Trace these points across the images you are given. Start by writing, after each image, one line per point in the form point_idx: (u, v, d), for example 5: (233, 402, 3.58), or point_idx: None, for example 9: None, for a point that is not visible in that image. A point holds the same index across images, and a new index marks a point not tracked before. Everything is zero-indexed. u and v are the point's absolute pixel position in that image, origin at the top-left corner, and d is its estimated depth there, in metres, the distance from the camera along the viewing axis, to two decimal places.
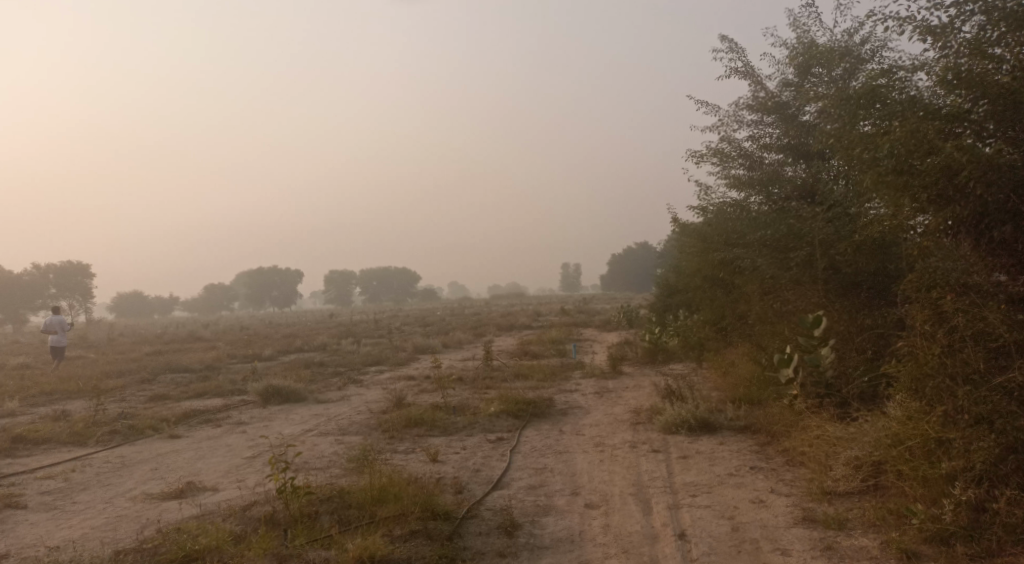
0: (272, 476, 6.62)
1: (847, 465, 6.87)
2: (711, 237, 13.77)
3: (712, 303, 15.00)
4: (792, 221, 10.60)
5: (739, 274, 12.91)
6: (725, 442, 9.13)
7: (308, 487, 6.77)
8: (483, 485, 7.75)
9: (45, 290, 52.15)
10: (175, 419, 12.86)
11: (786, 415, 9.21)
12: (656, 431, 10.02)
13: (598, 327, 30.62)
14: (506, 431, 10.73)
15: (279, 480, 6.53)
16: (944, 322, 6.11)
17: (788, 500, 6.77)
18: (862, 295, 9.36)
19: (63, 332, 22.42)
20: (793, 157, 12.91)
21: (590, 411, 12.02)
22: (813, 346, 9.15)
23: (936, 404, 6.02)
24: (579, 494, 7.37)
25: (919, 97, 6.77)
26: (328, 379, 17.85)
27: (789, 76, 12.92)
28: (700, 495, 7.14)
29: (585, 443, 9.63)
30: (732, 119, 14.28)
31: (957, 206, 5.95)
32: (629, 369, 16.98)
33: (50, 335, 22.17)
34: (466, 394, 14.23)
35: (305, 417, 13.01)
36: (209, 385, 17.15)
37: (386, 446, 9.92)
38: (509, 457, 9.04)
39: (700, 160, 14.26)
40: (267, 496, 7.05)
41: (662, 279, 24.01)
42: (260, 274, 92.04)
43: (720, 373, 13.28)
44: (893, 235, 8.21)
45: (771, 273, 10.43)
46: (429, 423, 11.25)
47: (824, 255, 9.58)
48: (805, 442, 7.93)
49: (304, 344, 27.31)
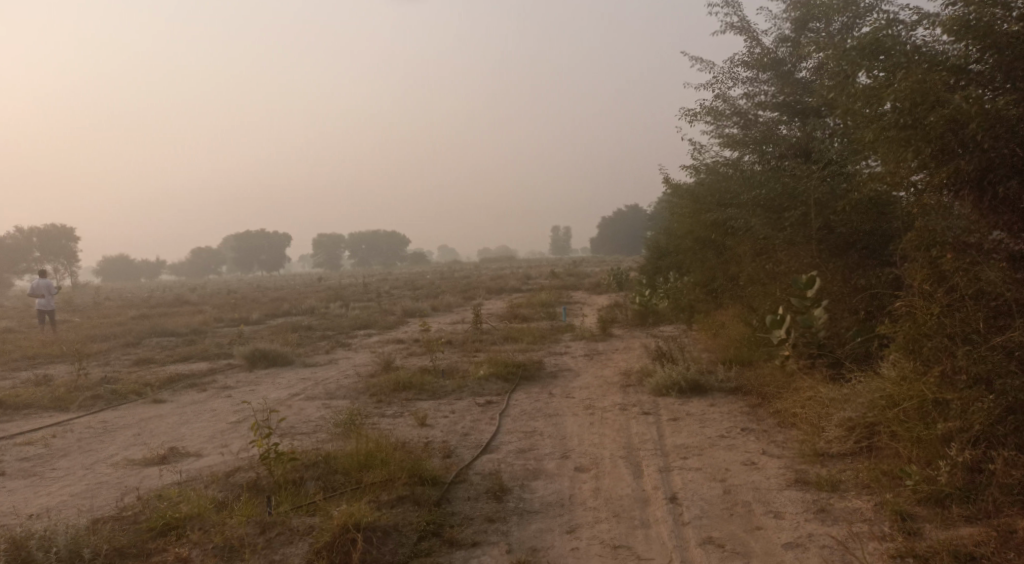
0: (254, 441, 6.46)
1: (840, 426, 6.76)
2: (704, 197, 13.60)
3: (703, 265, 14.85)
4: (787, 180, 10.44)
5: (731, 235, 12.74)
6: (716, 404, 9.05)
7: (293, 453, 6.62)
8: (471, 449, 7.64)
9: (29, 255, 51.55)
10: (160, 383, 12.68)
11: (778, 377, 9.12)
12: (646, 394, 9.92)
13: (588, 289, 30.51)
14: (495, 394, 10.61)
15: (262, 446, 6.36)
16: (943, 282, 6.06)
17: (781, 462, 6.68)
18: (856, 254, 9.15)
19: (51, 296, 22.11)
20: (788, 115, 12.69)
21: (580, 373, 11.93)
22: (805, 308, 9.08)
23: (933, 364, 5.89)
24: (569, 458, 7.27)
25: (925, 49, 6.60)
26: (316, 343, 17.69)
27: (785, 31, 12.61)
28: (691, 458, 7.05)
29: (575, 406, 9.53)
30: (726, 76, 14.00)
31: (961, 160, 5.87)
32: (619, 332, 16.88)
33: (38, 299, 21.86)
34: (455, 358, 14.10)
35: (292, 380, 12.86)
36: (195, 349, 16.96)
37: (374, 410, 9.79)
38: (498, 421, 8.93)
39: (693, 118, 14.00)
40: (251, 461, 6.91)
41: (652, 241, 23.82)
42: (248, 237, 91.31)
43: (710, 335, 13.19)
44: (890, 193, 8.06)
45: (765, 233, 10.30)
46: (417, 386, 11.12)
47: (819, 214, 9.43)
48: (797, 403, 7.82)
49: (292, 308, 27.10)
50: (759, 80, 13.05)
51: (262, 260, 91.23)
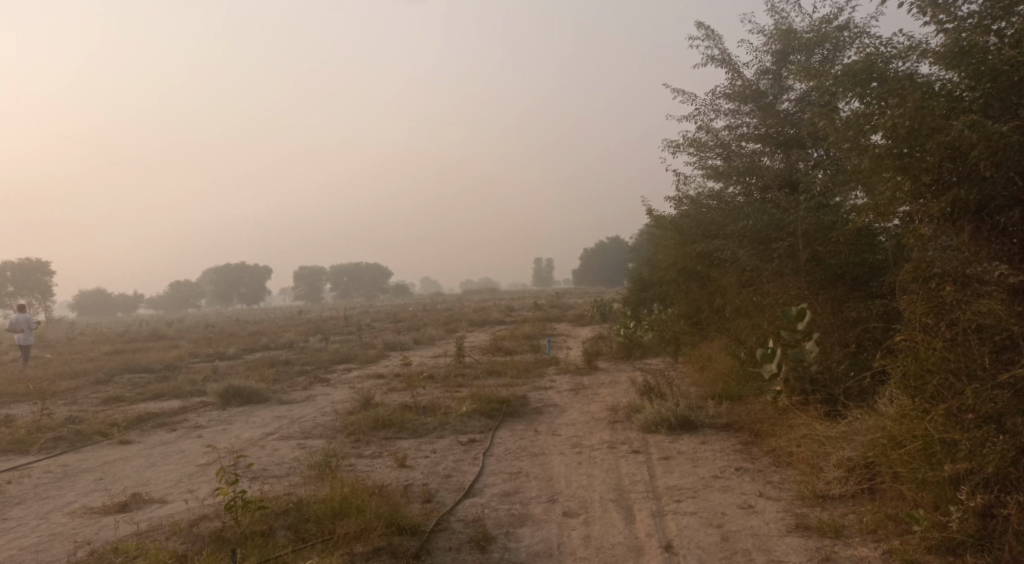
0: (220, 488, 6.03)
1: (839, 466, 6.44)
2: (687, 229, 13.35)
3: (688, 297, 14.58)
4: (774, 211, 10.25)
5: (716, 266, 12.52)
6: (707, 442, 8.72)
7: (261, 500, 6.20)
8: (453, 492, 7.25)
9: (3, 288, 50.51)
10: (128, 423, 12.14)
11: (770, 413, 8.82)
12: (635, 431, 9.58)
13: (571, 321, 30.20)
14: (478, 432, 10.21)
15: (227, 495, 5.98)
16: (943, 315, 5.76)
17: (779, 505, 6.35)
18: (845, 285, 8.93)
19: (31, 330, 21.49)
20: (771, 146, 12.51)
21: (565, 409, 11.56)
22: (796, 341, 8.68)
23: (938, 401, 5.61)
24: (556, 501, 6.90)
25: (916, 76, 6.46)
26: (293, 379, 17.18)
27: (766, 63, 12.52)
28: (685, 501, 6.70)
29: (561, 444, 9.16)
30: (709, 107, 13.90)
31: (961, 188, 5.69)
32: (604, 365, 16.56)
33: (17, 334, 21.23)
34: (436, 393, 13.69)
35: (266, 419, 12.38)
36: (167, 386, 16.41)
37: (351, 451, 9.37)
38: (481, 461, 8.54)
39: (676, 150, 13.86)
40: (218, 509, 6.48)
41: (635, 273, 23.60)
42: (228, 270, 90.34)
43: (697, 368, 12.91)
44: (881, 224, 7.87)
45: (752, 265, 10.03)
46: (397, 424, 10.69)
47: (807, 246, 9.20)
48: (792, 441, 7.51)
49: (271, 342, 26.52)
50: (741, 111, 12.90)
51: (242, 293, 90.28)
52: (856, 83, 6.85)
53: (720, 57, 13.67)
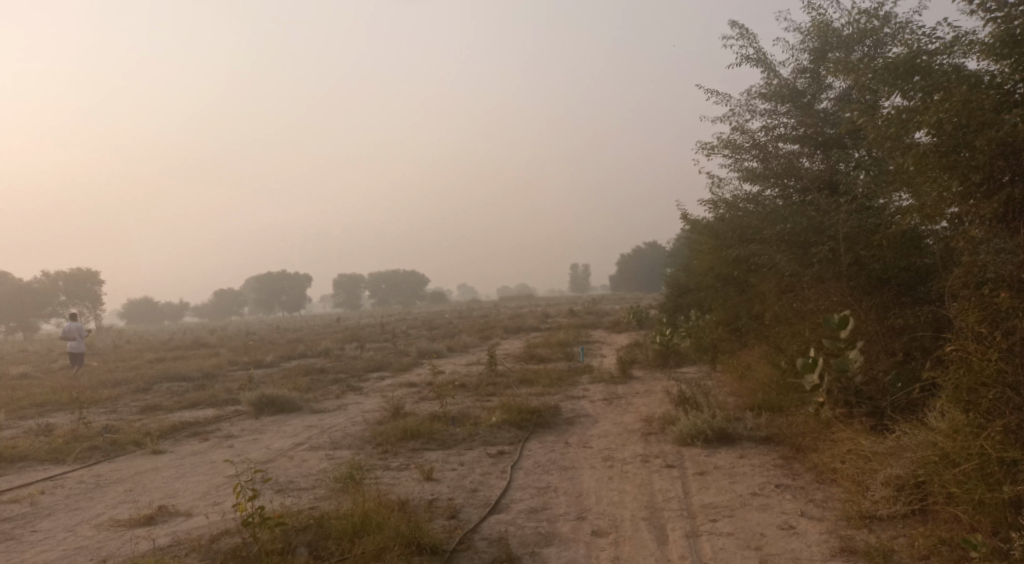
0: (237, 504, 5.86)
1: (887, 485, 6.03)
2: (723, 234, 12.95)
3: (725, 303, 14.16)
4: (813, 214, 9.84)
5: (754, 272, 12.11)
6: (746, 456, 8.36)
7: (281, 516, 6.02)
8: (479, 508, 7.01)
9: (53, 298, 51.91)
10: (161, 432, 12.14)
11: (812, 426, 8.43)
12: (669, 443, 9.25)
13: (607, 328, 29.78)
14: (508, 444, 9.96)
15: (245, 510, 5.73)
16: (1000, 324, 5.38)
17: (822, 526, 5.99)
18: (890, 292, 8.50)
19: (83, 337, 21.74)
20: (810, 147, 12.09)
21: (599, 420, 11.27)
22: (839, 349, 8.31)
23: (996, 416, 5.25)
24: (585, 519, 6.62)
25: (963, 69, 6.08)
26: (327, 387, 17.11)
27: (804, 61, 12.11)
28: (721, 520, 6.37)
29: (593, 458, 8.87)
30: (744, 107, 13.49)
31: (1017, 186, 5.42)
32: (640, 373, 16.19)
33: (70, 341, 21.49)
34: (468, 403, 13.47)
35: (297, 429, 12.28)
36: (202, 394, 16.45)
37: (378, 462, 9.20)
38: (510, 474, 8.29)
39: (711, 152, 13.49)
40: (237, 525, 6.33)
41: (671, 278, 23.15)
42: (268, 278, 91.54)
43: (735, 378, 12.51)
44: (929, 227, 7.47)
45: (791, 270, 9.63)
46: (426, 435, 10.50)
47: (849, 250, 8.75)
48: (835, 457, 7.13)
49: (307, 350, 26.61)
50: (778, 111, 12.48)
51: (282, 301, 91.35)
52: (898, 78, 6.47)
53: (756, 57, 13.28)
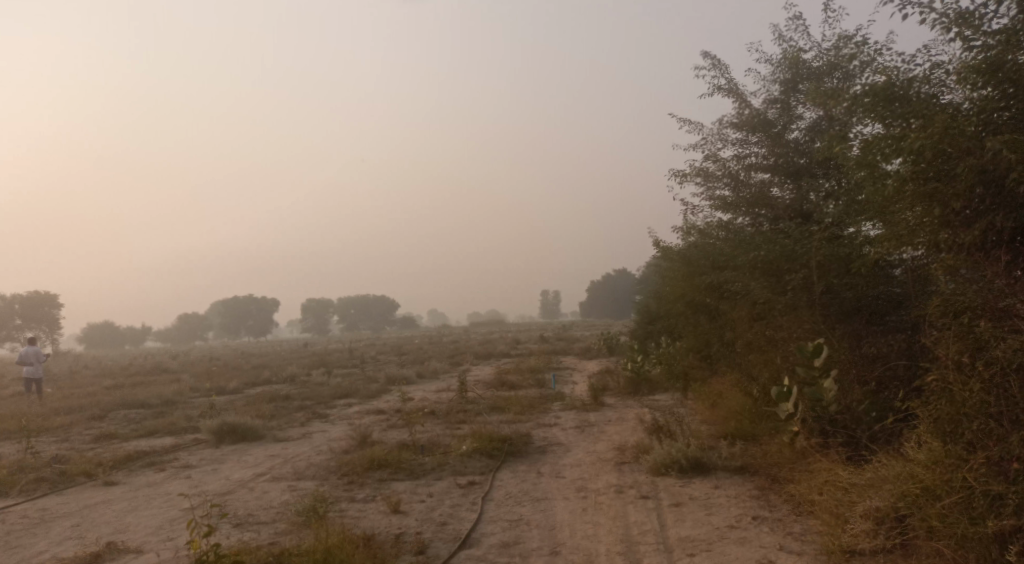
0: (190, 540, 5.46)
1: (866, 517, 5.90)
2: (696, 260, 12.90)
3: (696, 330, 14.08)
4: (786, 242, 9.80)
5: (726, 299, 12.05)
6: (721, 486, 8.20)
7: (237, 554, 5.67)
8: (448, 543, 6.74)
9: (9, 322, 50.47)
10: (114, 463, 11.65)
11: (787, 455, 8.30)
12: (643, 473, 9.05)
13: (578, 354, 29.62)
14: (478, 474, 9.68)
15: (199, 548, 5.34)
16: (981, 352, 5.34)
17: (802, 561, 5.82)
18: (862, 320, 8.48)
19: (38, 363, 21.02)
20: (781, 176, 12.08)
21: (571, 448, 11.04)
22: (813, 378, 8.20)
23: (979, 448, 5.16)
24: (559, 554, 6.38)
25: (942, 98, 6.07)
26: (291, 415, 16.66)
27: (774, 91, 12.16)
28: (699, 555, 6.18)
29: (566, 488, 8.64)
30: (716, 136, 13.54)
31: (996, 214, 5.38)
32: (611, 401, 16.01)
33: (24, 366, 20.75)
34: (437, 431, 13.17)
35: (259, 458, 11.87)
36: (161, 422, 15.93)
37: (343, 494, 8.87)
38: (480, 507, 8.02)
39: (683, 180, 13.48)
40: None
41: (642, 305, 23.11)
42: (234, 302, 90.18)
43: (708, 406, 12.39)
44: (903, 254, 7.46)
45: (764, 298, 9.55)
46: (394, 465, 10.19)
47: (822, 277, 8.69)
48: (812, 488, 6.99)
49: (272, 376, 26.06)
50: (750, 141, 12.52)
51: (248, 325, 89.97)
52: (877, 104, 6.44)
53: (728, 86, 13.36)
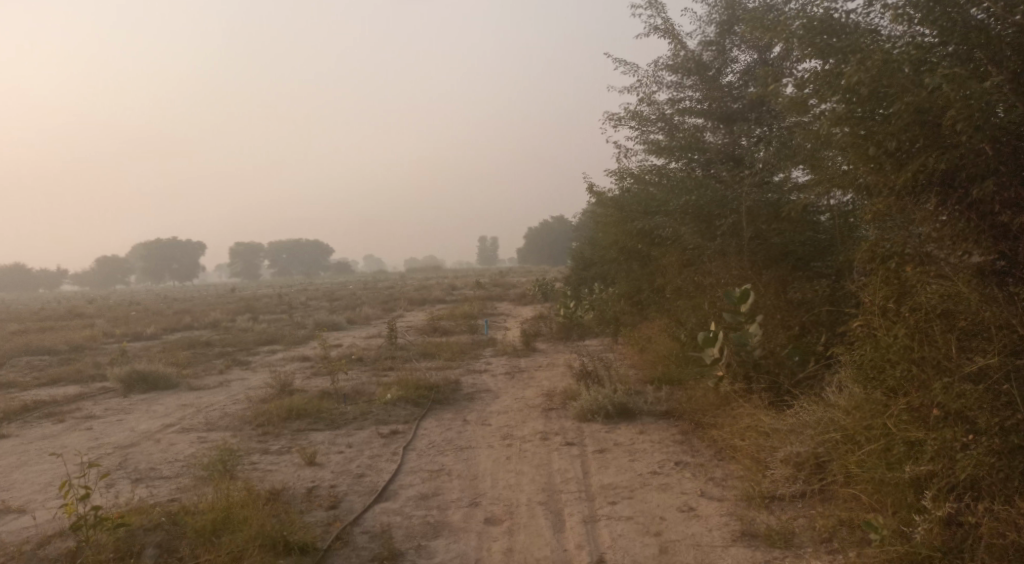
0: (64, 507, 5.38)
1: (786, 463, 5.82)
2: (629, 205, 12.65)
3: (628, 276, 13.95)
4: (718, 187, 9.62)
5: (658, 245, 11.88)
6: (646, 431, 8.12)
7: (118, 517, 5.61)
8: (362, 498, 6.55)
9: None
10: (10, 416, 11.01)
11: (711, 401, 8.23)
12: (570, 420, 8.91)
13: (512, 301, 29.50)
14: (401, 422, 9.41)
15: (76, 515, 5.31)
16: (908, 298, 5.27)
17: (722, 507, 5.74)
18: (788, 265, 8.40)
19: None
20: (715, 121, 11.83)
21: (498, 395, 10.87)
22: (739, 324, 8.12)
23: (900, 394, 5.10)
24: (478, 506, 6.22)
25: (880, 33, 5.83)
26: (209, 362, 16.07)
27: (710, 34, 11.84)
28: (620, 503, 6.05)
29: (490, 436, 8.45)
30: (652, 79, 13.23)
31: (930, 154, 5.04)
32: (542, 346, 15.91)
33: None
34: (362, 378, 12.83)
35: (171, 408, 11.37)
36: (67, 369, 15.17)
37: (255, 448, 8.53)
38: (401, 457, 7.77)
39: (617, 124, 13.17)
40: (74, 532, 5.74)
41: (576, 251, 22.99)
42: (157, 245, 86.94)
43: (637, 350, 12.36)
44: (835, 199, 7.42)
45: (694, 244, 9.36)
46: (313, 414, 9.83)
47: (751, 223, 8.55)
48: (734, 433, 6.91)
49: (193, 321, 25.14)
50: (685, 85, 12.14)
51: (174, 269, 87.09)
52: (815, 38, 6.14)
53: (665, 27, 13.01)
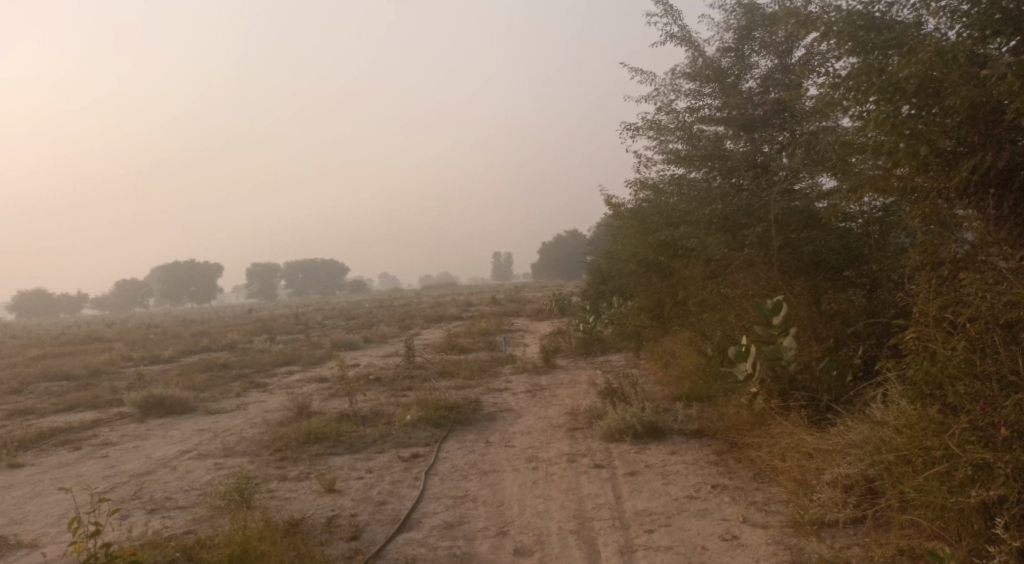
0: (73, 542, 5.16)
1: (834, 486, 5.42)
2: (650, 216, 12.29)
3: (648, 289, 13.59)
4: (743, 195, 9.23)
5: (680, 257, 11.55)
6: (678, 452, 7.76)
7: (129, 555, 5.35)
8: (384, 528, 6.28)
9: None
10: (25, 445, 10.82)
11: (744, 418, 7.83)
12: (596, 440, 8.57)
13: (530, 316, 29.14)
14: (422, 445, 9.10)
15: (84, 551, 5.07)
16: (964, 308, 4.92)
17: (767, 535, 5.37)
18: (821, 273, 8.00)
19: None
20: (736, 129, 11.34)
21: (521, 414, 10.54)
22: (772, 337, 7.57)
23: (961, 411, 4.74)
24: (506, 535, 5.91)
25: (923, 27, 5.55)
26: (226, 385, 15.84)
27: (728, 40, 11.43)
28: (658, 531, 5.71)
29: (515, 459, 8.12)
30: (669, 88, 12.92)
31: (985, 153, 5.04)
32: (563, 363, 15.57)
33: None
34: (381, 399, 12.53)
35: (187, 433, 11.14)
36: (84, 395, 15.00)
37: (273, 474, 8.27)
38: (423, 482, 7.47)
39: (635, 134, 12.87)
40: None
41: (593, 265, 22.65)
42: (174, 267, 87.34)
43: (661, 366, 11.98)
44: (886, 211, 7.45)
45: (720, 255, 8.98)
46: (331, 438, 9.54)
47: (779, 232, 8.15)
48: (774, 453, 6.54)
49: (211, 343, 24.99)
50: (703, 92, 11.72)
51: (191, 291, 87.44)
52: (856, 30, 5.77)
53: (680, 34, 12.71)
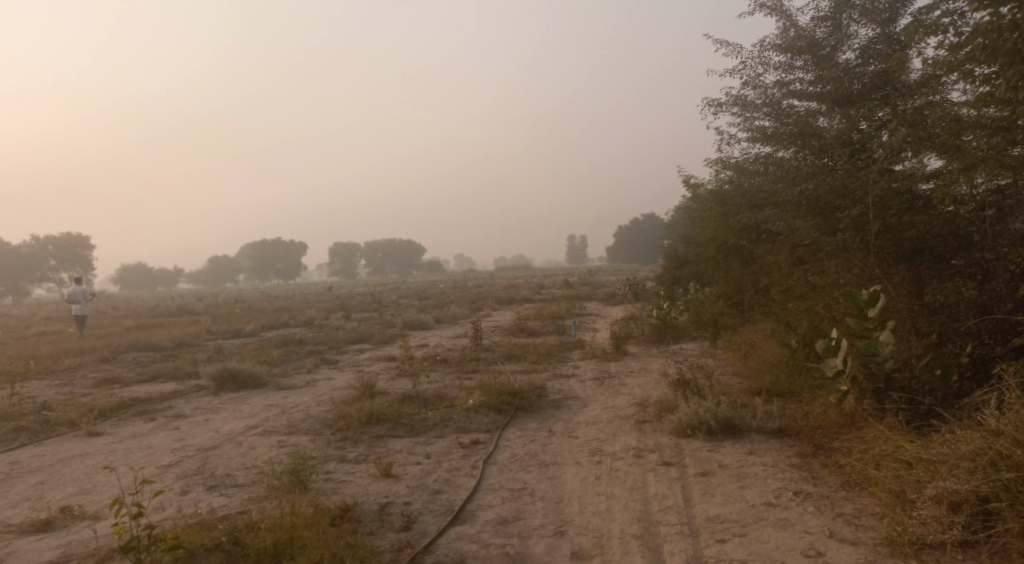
0: (115, 526, 4.98)
1: (937, 502, 4.79)
2: (732, 199, 11.63)
3: (727, 274, 12.83)
4: (838, 175, 8.39)
5: (763, 242, 10.80)
6: (755, 452, 7.16)
7: (170, 540, 5.15)
8: (437, 519, 5.95)
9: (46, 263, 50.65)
10: (103, 414, 11.02)
11: (832, 417, 7.16)
12: (667, 435, 8.03)
13: (603, 300, 28.51)
14: (484, 432, 8.75)
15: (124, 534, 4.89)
16: None
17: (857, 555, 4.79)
18: (925, 262, 7.21)
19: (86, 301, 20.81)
20: (831, 105, 10.35)
21: (588, 403, 10.09)
22: (866, 331, 6.88)
23: None
24: (564, 536, 5.50)
25: None
26: (299, 361, 15.91)
27: (824, 8, 10.46)
28: (731, 541, 5.19)
29: (579, 451, 7.67)
30: (756, 60, 12.13)
31: None
32: (635, 350, 15.00)
33: (73, 304, 20.58)
34: (446, 381, 12.27)
35: (256, 408, 11.12)
36: (166, 366, 15.33)
37: (331, 455, 8.08)
38: (481, 472, 7.11)
39: (718, 110, 12.13)
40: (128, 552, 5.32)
41: (669, 249, 21.91)
42: (260, 245, 89.94)
43: (739, 357, 11.30)
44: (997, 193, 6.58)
45: (809, 239, 8.24)
46: (393, 420, 9.30)
47: (877, 217, 7.32)
48: (865, 460, 5.91)
49: (290, 319, 25.36)
50: (795, 65, 10.93)
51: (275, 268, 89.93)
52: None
53: (769, 3, 11.88)
